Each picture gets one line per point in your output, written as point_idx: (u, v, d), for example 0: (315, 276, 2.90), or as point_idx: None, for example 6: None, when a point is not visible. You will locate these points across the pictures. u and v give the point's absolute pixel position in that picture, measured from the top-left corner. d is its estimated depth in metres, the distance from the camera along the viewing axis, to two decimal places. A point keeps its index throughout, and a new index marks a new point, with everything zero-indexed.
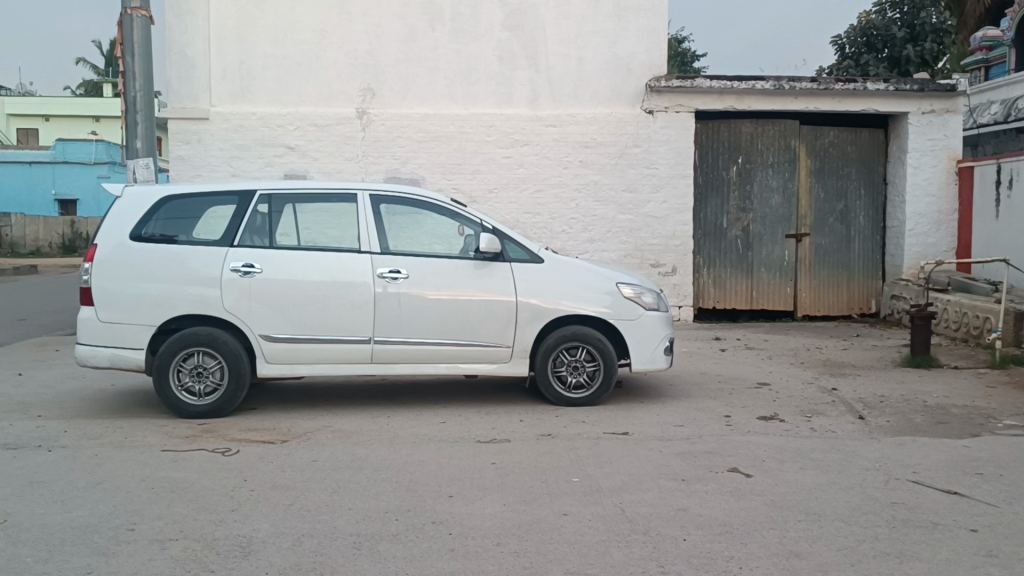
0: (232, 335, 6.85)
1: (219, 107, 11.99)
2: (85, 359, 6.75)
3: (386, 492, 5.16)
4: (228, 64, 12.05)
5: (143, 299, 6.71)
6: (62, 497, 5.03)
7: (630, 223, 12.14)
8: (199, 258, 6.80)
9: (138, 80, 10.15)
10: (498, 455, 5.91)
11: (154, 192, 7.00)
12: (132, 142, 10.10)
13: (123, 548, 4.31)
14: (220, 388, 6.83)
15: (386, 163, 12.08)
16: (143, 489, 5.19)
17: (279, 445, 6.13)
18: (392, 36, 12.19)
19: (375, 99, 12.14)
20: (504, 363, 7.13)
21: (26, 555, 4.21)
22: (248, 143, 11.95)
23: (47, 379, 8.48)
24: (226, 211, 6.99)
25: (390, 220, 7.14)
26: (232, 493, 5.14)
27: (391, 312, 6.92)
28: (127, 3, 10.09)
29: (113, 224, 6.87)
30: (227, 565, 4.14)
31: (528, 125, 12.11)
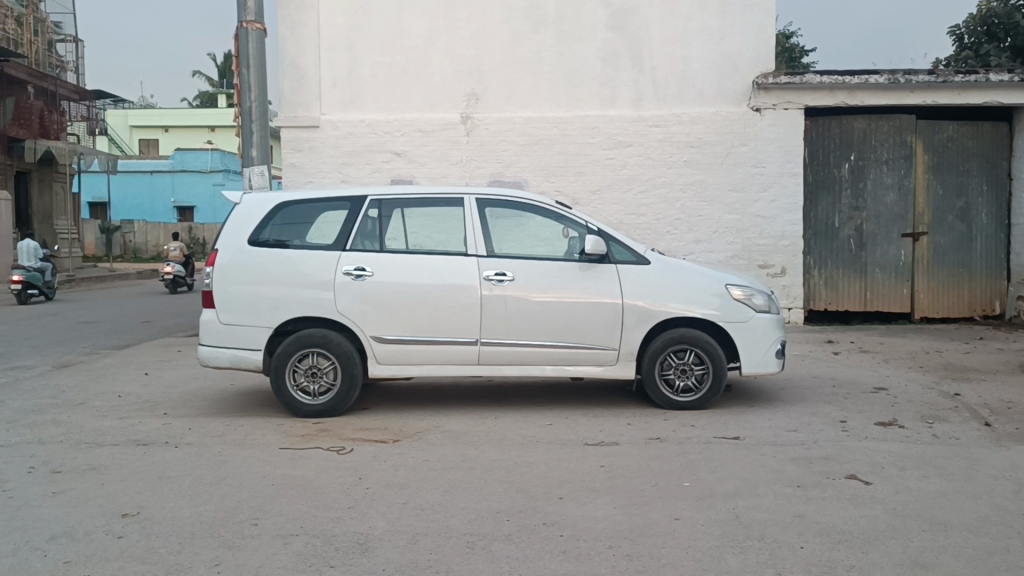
0: (344, 336, 7.04)
1: (329, 115, 12.32)
2: (208, 359, 7.05)
3: (498, 493, 5.22)
4: (337, 73, 12.37)
5: (260, 302, 6.97)
6: (191, 492, 5.27)
7: (736, 223, 11.95)
8: (314, 263, 7.01)
9: (253, 90, 10.52)
10: (608, 457, 5.89)
11: (271, 199, 7.24)
12: (248, 150, 10.46)
13: (249, 542, 4.49)
14: (334, 388, 7.04)
15: (490, 167, 12.20)
16: (264, 485, 5.38)
17: (392, 445, 6.27)
18: (496, 40, 12.31)
19: (480, 104, 12.28)
20: (611, 365, 7.11)
21: (160, 547, 4.43)
22: (357, 149, 12.25)
23: (173, 378, 8.90)
24: (339, 216, 7.18)
25: (495, 224, 7.22)
26: (349, 491, 5.28)
27: (498, 314, 6.99)
28: (243, 17, 10.49)
29: (233, 230, 7.13)
30: (347, 560, 4.27)
31: (632, 126, 12.06)
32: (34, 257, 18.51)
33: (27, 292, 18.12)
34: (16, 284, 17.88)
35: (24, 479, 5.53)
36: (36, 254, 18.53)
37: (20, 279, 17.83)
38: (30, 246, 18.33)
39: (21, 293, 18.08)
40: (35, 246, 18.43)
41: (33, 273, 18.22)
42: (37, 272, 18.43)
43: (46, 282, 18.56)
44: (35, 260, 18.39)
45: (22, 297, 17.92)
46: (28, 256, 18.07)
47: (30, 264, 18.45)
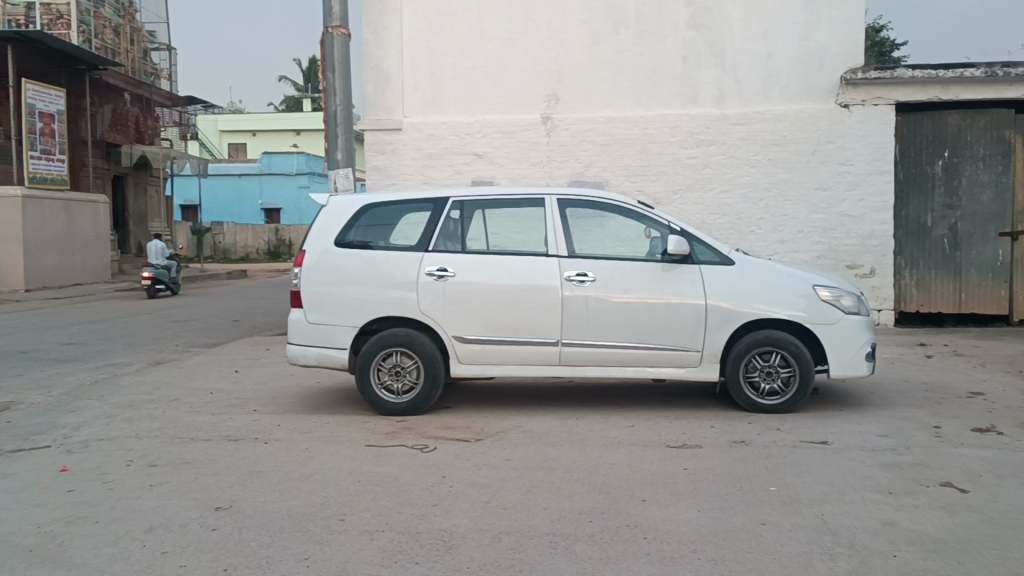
0: (427, 336, 7.13)
1: (412, 118, 12.48)
2: (295, 357, 7.23)
3: (580, 493, 5.22)
4: (420, 76, 12.53)
5: (345, 302, 7.11)
6: (280, 487, 5.41)
7: (823, 223, 11.68)
8: (397, 264, 7.12)
9: (338, 94, 10.73)
10: (692, 460, 5.83)
11: (355, 201, 7.37)
12: (333, 154, 10.68)
13: (336, 537, 4.59)
14: (416, 387, 7.13)
15: (571, 167, 12.19)
16: (350, 482, 5.50)
17: (474, 444, 6.33)
18: (577, 41, 12.31)
19: (560, 105, 12.29)
20: (694, 367, 7.04)
21: (252, 540, 4.57)
22: (439, 151, 12.38)
23: (262, 376, 9.15)
24: (421, 217, 7.28)
25: (575, 224, 7.21)
26: (432, 489, 5.35)
27: (579, 315, 6.99)
28: (328, 23, 10.72)
29: (319, 231, 7.29)
30: (432, 557, 4.32)
31: (715, 124, 11.91)
32: (160, 256, 20.41)
33: (156, 288, 19.96)
34: (146, 281, 19.77)
35: (123, 472, 5.76)
36: (163, 254, 20.45)
37: (148, 275, 19.70)
38: (157, 246, 20.30)
39: (151, 289, 19.90)
40: (162, 246, 20.40)
41: (162, 270, 20.09)
42: (164, 269, 20.31)
43: (172, 279, 20.31)
44: (162, 258, 20.26)
45: (151, 293, 19.73)
46: (156, 255, 20.02)
47: (157, 263, 20.33)
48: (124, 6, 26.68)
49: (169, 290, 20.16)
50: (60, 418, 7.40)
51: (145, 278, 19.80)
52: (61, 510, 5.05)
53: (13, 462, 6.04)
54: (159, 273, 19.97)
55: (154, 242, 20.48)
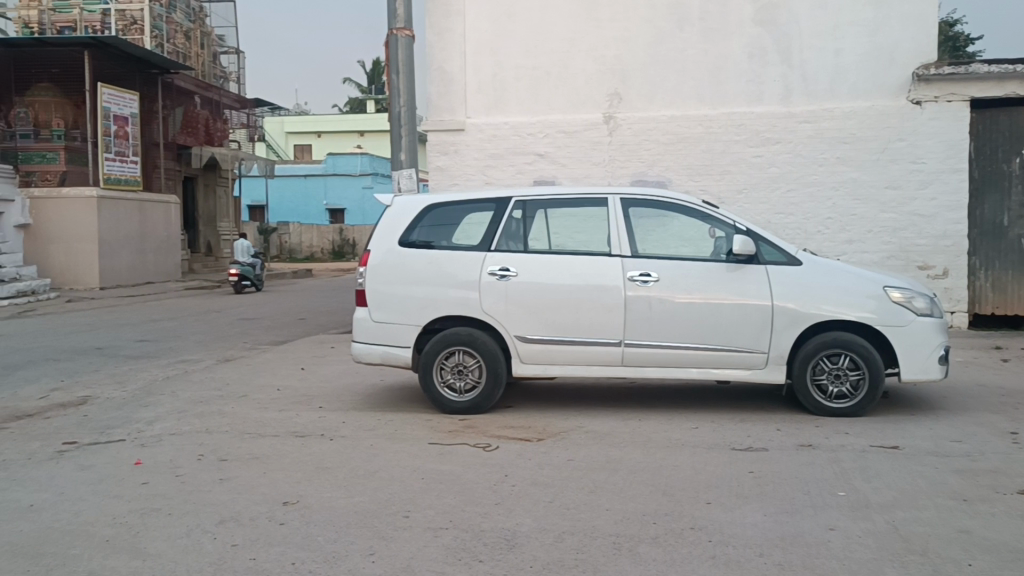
0: (488, 336, 7.16)
1: (474, 118, 12.54)
2: (360, 355, 7.32)
3: (643, 495, 5.19)
4: (483, 77, 12.59)
5: (409, 301, 7.18)
6: (345, 483, 5.49)
7: (893, 222, 11.40)
8: (461, 263, 7.16)
9: (402, 95, 10.82)
10: (757, 463, 5.75)
11: (419, 202, 7.44)
12: (397, 154, 10.79)
13: (401, 534, 4.65)
14: (479, 385, 7.16)
15: (633, 167, 12.12)
16: (414, 479, 5.55)
17: (537, 443, 6.34)
18: (640, 39, 12.24)
19: (623, 104, 12.24)
20: (759, 369, 6.94)
21: (318, 535, 4.64)
22: (502, 151, 12.42)
23: (327, 373, 9.30)
24: (484, 217, 7.31)
25: (638, 224, 7.16)
26: (495, 487, 5.37)
27: (642, 315, 6.95)
28: (393, 25, 10.85)
29: (384, 231, 7.37)
30: (495, 556, 4.34)
31: (781, 122, 11.73)
32: (246, 254, 21.91)
33: (241, 283, 21.55)
34: (233, 277, 21.31)
35: (194, 466, 5.91)
36: (249, 252, 21.96)
37: (235, 271, 21.29)
38: (244, 245, 21.80)
39: (237, 284, 21.42)
40: (248, 245, 21.88)
41: (248, 268, 21.64)
42: (249, 266, 21.82)
43: (256, 276, 21.81)
44: (248, 256, 21.77)
45: (238, 288, 21.26)
46: (242, 253, 21.55)
47: (243, 260, 21.86)
48: (194, 11, 27.39)
49: (253, 285, 21.71)
50: (134, 412, 7.61)
51: (232, 274, 21.40)
52: (136, 501, 5.20)
53: (90, 455, 6.24)
54: (246, 270, 21.53)
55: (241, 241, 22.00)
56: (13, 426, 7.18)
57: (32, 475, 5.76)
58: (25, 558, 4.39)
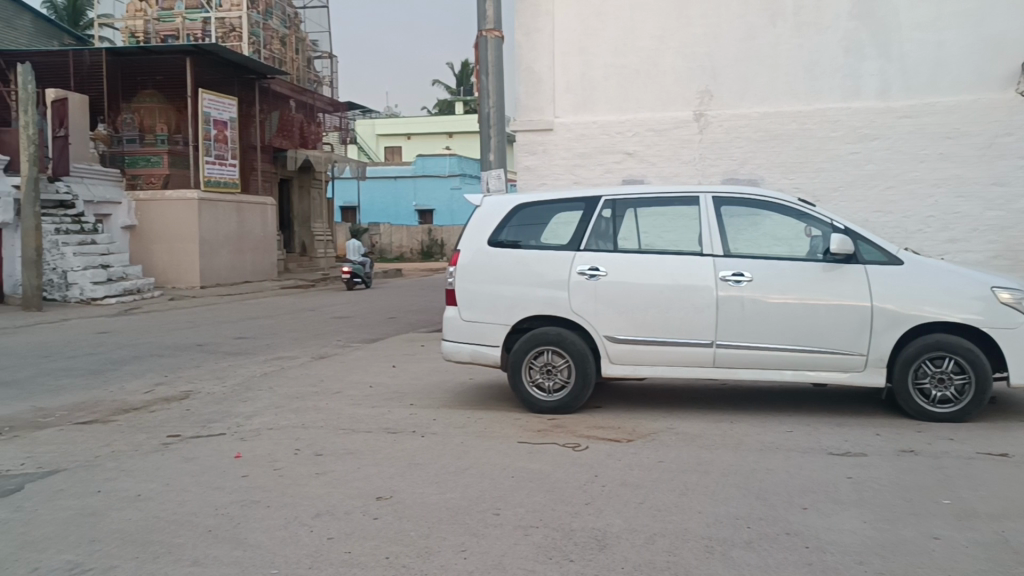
0: (578, 335, 7.14)
1: (562, 118, 12.52)
2: (450, 353, 7.40)
3: (736, 498, 5.10)
4: (571, 76, 12.56)
5: (498, 301, 7.22)
6: (437, 479, 5.56)
7: (1000, 220, 10.93)
8: (550, 263, 7.17)
9: (491, 96, 10.89)
10: (855, 468, 5.59)
11: (508, 201, 7.47)
12: (486, 155, 10.86)
13: (492, 531, 4.68)
14: (568, 385, 7.14)
15: (724, 165, 11.89)
16: (504, 477, 5.58)
17: (627, 444, 6.30)
18: (731, 35, 12.09)
19: (714, 101, 12.08)
20: (858, 372, 6.75)
21: (411, 529, 4.71)
22: (590, 151, 12.36)
23: (417, 371, 9.43)
24: (573, 217, 7.29)
25: (731, 222, 7.04)
26: (585, 487, 5.36)
27: (734, 316, 6.83)
28: (482, 26, 10.94)
29: (474, 231, 7.43)
30: (586, 556, 4.33)
31: (879, 118, 11.41)
32: (356, 254, 23.22)
33: (352, 280, 22.87)
34: (345, 273, 22.64)
35: (291, 460, 6.07)
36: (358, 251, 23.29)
37: (346, 268, 22.63)
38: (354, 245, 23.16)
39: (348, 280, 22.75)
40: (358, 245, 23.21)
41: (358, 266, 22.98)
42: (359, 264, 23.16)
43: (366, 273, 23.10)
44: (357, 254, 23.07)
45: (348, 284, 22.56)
46: (353, 252, 22.86)
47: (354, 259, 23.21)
48: (289, 18, 28.20)
49: (363, 282, 22.95)
50: (233, 407, 7.85)
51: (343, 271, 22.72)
52: (237, 493, 5.37)
53: (193, 447, 6.47)
54: (357, 268, 22.86)
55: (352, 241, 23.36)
56: (122, 419, 7.50)
57: (139, 466, 6.01)
58: (134, 544, 4.58)
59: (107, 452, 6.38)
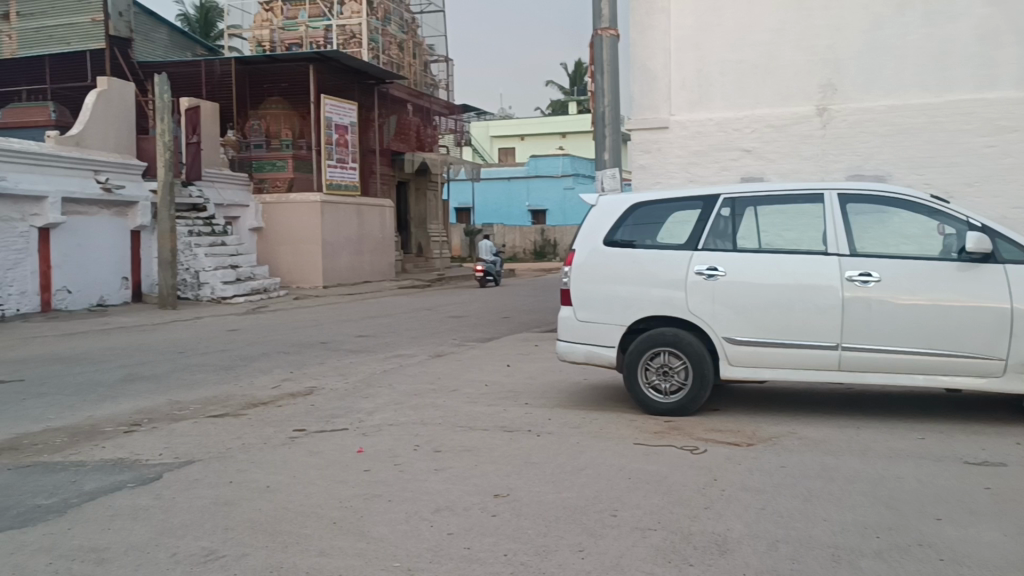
0: (695, 337, 7.01)
1: (678, 116, 12.34)
2: (564, 354, 7.41)
3: (863, 506, 4.92)
4: (687, 73, 12.37)
5: (614, 301, 7.18)
6: (554, 478, 5.58)
7: None
8: (666, 262, 7.09)
9: (606, 95, 10.86)
10: (992, 478, 5.32)
11: (624, 201, 7.42)
12: (600, 154, 10.82)
13: (610, 531, 4.66)
14: (685, 387, 7.03)
15: (848, 160, 11.48)
16: (621, 478, 5.56)
17: (746, 448, 6.16)
18: (856, 26, 11.72)
19: (837, 94, 11.72)
20: (996, 376, 6.45)
21: (529, 527, 4.74)
22: (706, 148, 12.15)
23: (532, 370, 9.49)
24: (691, 216, 7.18)
25: (856, 220, 6.80)
26: (704, 490, 5.28)
27: (860, 318, 6.61)
28: (597, 26, 10.90)
29: (589, 231, 7.42)
30: (706, 560, 4.26)
31: (1017, 108, 10.84)
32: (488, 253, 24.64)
33: (485, 278, 24.30)
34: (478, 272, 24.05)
35: (411, 455, 6.20)
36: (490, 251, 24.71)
37: (480, 267, 23.98)
38: (487, 245, 24.59)
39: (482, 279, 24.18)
40: (490, 245, 24.61)
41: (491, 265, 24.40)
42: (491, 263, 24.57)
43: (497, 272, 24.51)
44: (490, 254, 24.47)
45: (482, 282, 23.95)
46: (486, 252, 24.27)
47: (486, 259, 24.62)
48: (406, 23, 28.86)
49: (495, 283, 24.60)
50: (355, 404, 8.08)
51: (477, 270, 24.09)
52: (360, 487, 5.53)
53: (318, 441, 6.70)
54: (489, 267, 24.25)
55: (484, 242, 24.78)
56: (251, 413, 7.83)
57: (268, 458, 6.26)
58: (265, 533, 4.77)
59: (239, 445, 6.68)
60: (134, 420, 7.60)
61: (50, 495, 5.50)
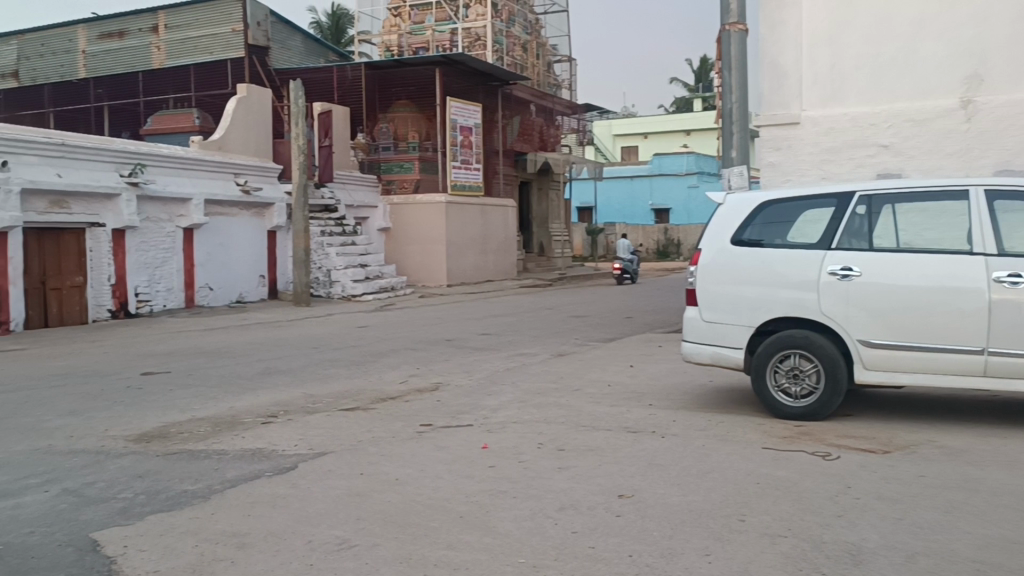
0: (828, 339, 6.79)
1: (810, 111, 11.96)
2: (690, 355, 7.31)
3: (1011, 520, 4.66)
4: (819, 68, 11.98)
5: (741, 301, 7.04)
6: (679, 481, 5.52)
7: None
8: (798, 262, 6.89)
9: (734, 92, 10.64)
10: None
11: (753, 199, 7.25)
12: (728, 152, 10.60)
13: (737, 537, 4.57)
14: (816, 391, 6.82)
15: (995, 155, 10.91)
16: (748, 482, 5.44)
17: (882, 455, 5.93)
18: (1004, 15, 11.12)
19: (982, 87, 11.13)
20: None
21: (654, 529, 4.71)
22: (839, 145, 11.74)
23: (656, 371, 9.41)
24: (824, 214, 6.96)
25: (1005, 218, 6.45)
26: (836, 498, 5.11)
27: (1009, 321, 6.27)
28: (726, 21, 10.72)
29: (716, 229, 7.28)
30: (839, 570, 4.13)
31: None
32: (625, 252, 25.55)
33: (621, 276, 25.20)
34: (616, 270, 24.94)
35: (535, 453, 6.25)
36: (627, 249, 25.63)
37: (617, 265, 24.84)
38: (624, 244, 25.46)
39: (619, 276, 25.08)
40: (626, 244, 25.47)
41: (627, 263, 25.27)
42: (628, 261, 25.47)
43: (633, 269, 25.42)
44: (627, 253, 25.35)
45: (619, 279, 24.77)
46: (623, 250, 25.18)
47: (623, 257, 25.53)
48: (531, 24, 29.07)
49: (631, 280, 25.73)
50: (480, 401, 8.21)
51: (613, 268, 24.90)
52: (485, 483, 5.62)
53: (444, 436, 6.84)
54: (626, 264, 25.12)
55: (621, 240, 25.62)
56: (380, 407, 8.07)
57: (396, 452, 6.43)
58: (395, 525, 4.91)
59: (369, 438, 6.90)
60: (271, 411, 7.95)
61: (196, 481, 5.82)
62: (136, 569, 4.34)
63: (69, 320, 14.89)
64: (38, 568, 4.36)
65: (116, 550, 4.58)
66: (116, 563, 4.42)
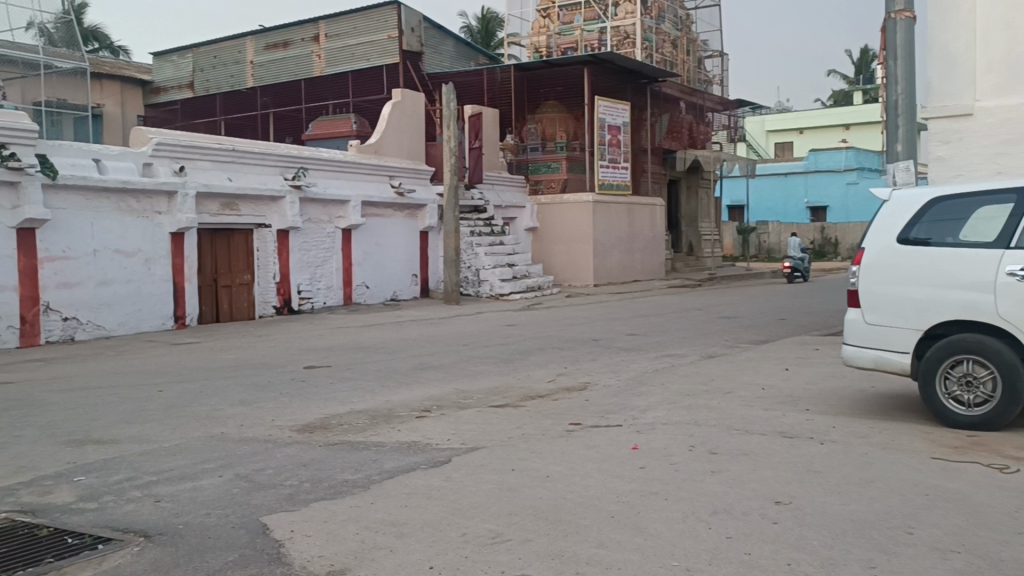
0: (1004, 343, 6.34)
1: (985, 102, 11.23)
2: (851, 359, 7.03)
3: None
4: (994, 55, 11.22)
5: (908, 303, 6.71)
6: (840, 489, 5.30)
7: None
8: (971, 262, 6.48)
9: (900, 82, 10.13)
10: None
11: (922, 195, 6.87)
12: (893, 146, 10.13)
13: (905, 550, 4.35)
14: (992, 399, 6.39)
15: None
16: (916, 493, 5.17)
17: None
18: None
19: None
20: None
21: (813, 538, 4.54)
22: (1016, 137, 10.99)
23: (812, 375, 9.08)
24: (1002, 210, 6.50)
25: None
26: (1016, 514, 4.78)
27: None
28: (891, 8, 10.21)
29: (881, 227, 6.96)
30: None
31: None
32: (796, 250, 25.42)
33: (792, 274, 25.20)
34: (787, 270, 24.94)
35: (687, 455, 6.16)
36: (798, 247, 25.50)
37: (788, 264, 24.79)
38: (795, 241, 25.31)
39: (790, 275, 25.12)
40: (797, 241, 25.34)
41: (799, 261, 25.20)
42: (799, 258, 25.39)
43: (804, 267, 25.36)
44: (798, 251, 25.20)
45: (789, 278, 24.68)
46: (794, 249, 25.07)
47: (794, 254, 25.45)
48: (681, 20, 28.61)
49: (802, 278, 25.46)
50: (629, 401, 8.17)
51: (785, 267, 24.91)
52: (636, 483, 5.58)
53: (594, 435, 6.85)
54: (797, 263, 25.02)
55: (792, 238, 25.47)
56: (529, 405, 8.16)
57: (546, 448, 6.49)
58: (546, 521, 4.96)
59: (520, 434, 6.99)
60: (424, 406, 8.18)
61: (356, 471, 6.07)
62: (303, 552, 4.57)
63: (238, 315, 15.85)
64: (215, 547, 4.66)
65: (284, 535, 4.83)
66: (284, 547, 4.66)
